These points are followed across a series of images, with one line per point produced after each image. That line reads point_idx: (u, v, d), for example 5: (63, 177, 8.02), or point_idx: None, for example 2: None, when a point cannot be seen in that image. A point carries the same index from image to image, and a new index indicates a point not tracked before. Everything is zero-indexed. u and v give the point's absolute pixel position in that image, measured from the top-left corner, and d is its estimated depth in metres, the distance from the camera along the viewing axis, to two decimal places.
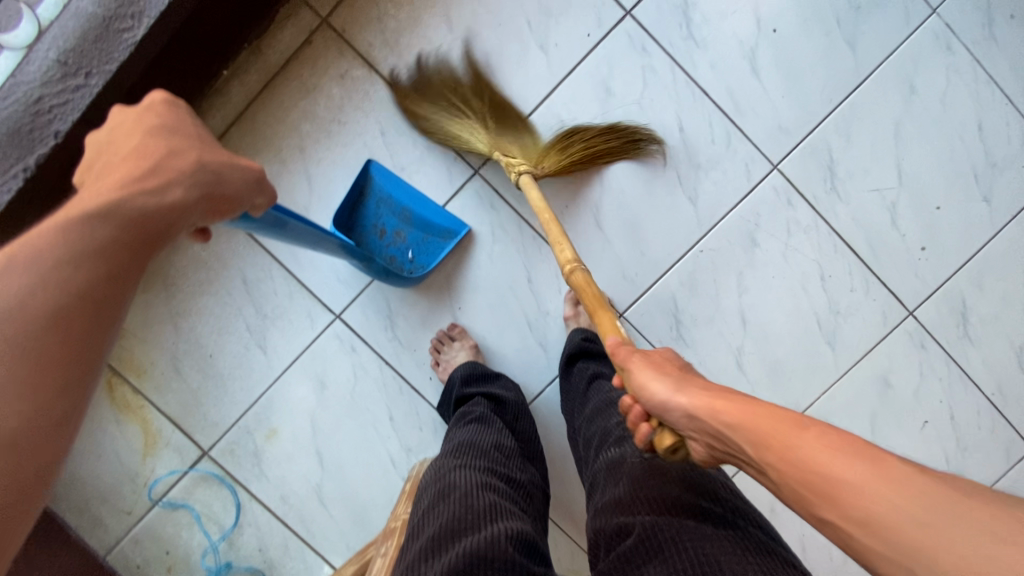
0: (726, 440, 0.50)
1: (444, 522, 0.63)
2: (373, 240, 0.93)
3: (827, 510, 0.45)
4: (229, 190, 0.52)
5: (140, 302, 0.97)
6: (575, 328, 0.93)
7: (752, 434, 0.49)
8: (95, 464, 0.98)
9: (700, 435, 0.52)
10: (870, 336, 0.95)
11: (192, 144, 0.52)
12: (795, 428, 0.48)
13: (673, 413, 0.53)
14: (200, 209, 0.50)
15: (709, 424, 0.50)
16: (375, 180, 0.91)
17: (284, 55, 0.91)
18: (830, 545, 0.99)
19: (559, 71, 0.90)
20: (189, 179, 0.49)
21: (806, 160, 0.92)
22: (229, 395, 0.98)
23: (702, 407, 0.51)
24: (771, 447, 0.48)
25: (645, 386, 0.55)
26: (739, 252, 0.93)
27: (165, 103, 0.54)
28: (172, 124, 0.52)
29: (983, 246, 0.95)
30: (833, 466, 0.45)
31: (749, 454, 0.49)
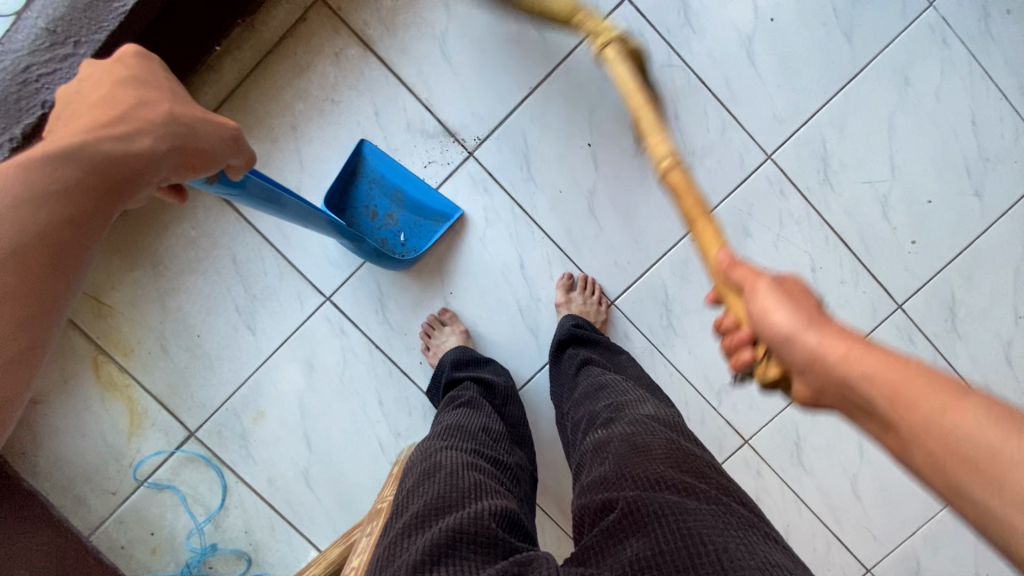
0: (856, 389, 0.45)
1: (428, 499, 0.62)
2: (365, 221, 0.93)
3: (962, 474, 0.40)
4: (203, 144, 0.55)
5: (128, 280, 0.96)
6: (565, 314, 0.91)
7: (888, 384, 0.43)
8: (79, 442, 0.98)
9: (821, 377, 0.46)
10: (859, 328, 0.96)
11: (163, 97, 0.55)
12: (954, 393, 0.42)
13: (794, 344, 0.47)
14: (170, 159, 0.53)
15: (836, 369, 0.45)
16: (368, 160, 0.90)
17: (277, 32, 0.90)
18: (815, 536, 0.99)
19: (556, 55, 0.90)
20: (159, 130, 0.53)
21: (800, 151, 0.92)
22: (217, 376, 0.97)
23: (834, 347, 0.45)
24: (922, 406, 0.42)
25: (766, 312, 0.49)
26: (731, 242, 0.93)
27: (138, 56, 0.57)
28: (143, 76, 0.55)
29: (973, 241, 0.95)
30: (982, 429, 0.40)
31: (882, 408, 0.43)
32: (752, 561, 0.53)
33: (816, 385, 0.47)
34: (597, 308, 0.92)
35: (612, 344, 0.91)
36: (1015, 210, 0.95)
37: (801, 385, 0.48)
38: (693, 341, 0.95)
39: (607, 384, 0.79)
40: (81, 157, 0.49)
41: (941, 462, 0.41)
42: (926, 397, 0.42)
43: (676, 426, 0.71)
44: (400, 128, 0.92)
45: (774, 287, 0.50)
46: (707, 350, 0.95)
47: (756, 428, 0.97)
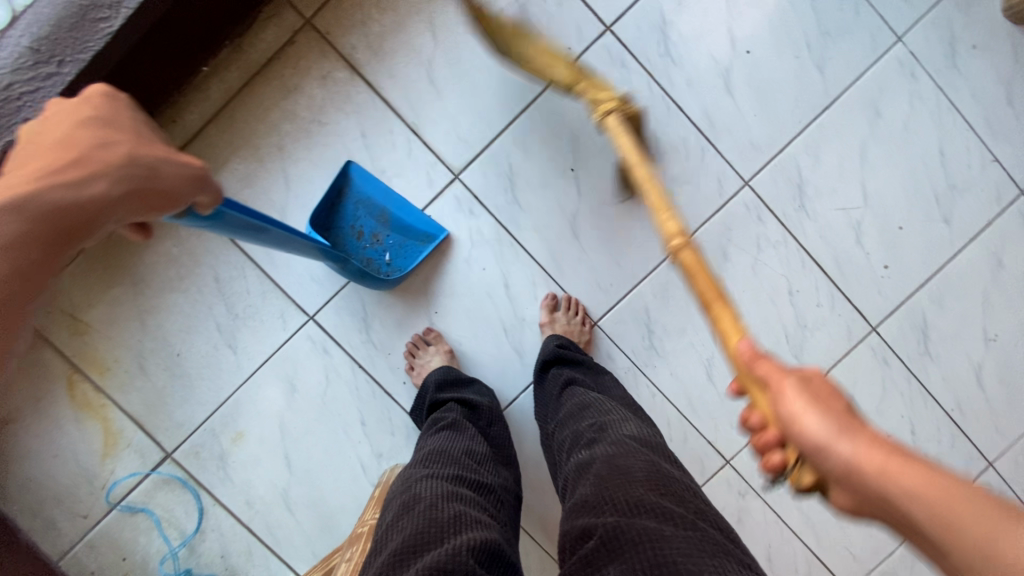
0: (891, 505, 0.45)
1: (410, 535, 0.62)
2: (350, 241, 0.93)
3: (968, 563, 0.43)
4: (161, 185, 0.55)
5: (106, 298, 0.94)
6: (550, 334, 0.92)
7: (928, 499, 0.44)
8: (52, 464, 0.95)
9: (863, 487, 0.45)
10: (835, 350, 0.98)
11: (124, 138, 0.55)
12: (933, 474, 0.45)
13: (836, 454, 0.45)
14: (128, 204, 0.54)
15: (878, 478, 0.44)
16: (354, 181, 0.91)
17: (265, 54, 0.91)
18: (796, 556, 1.00)
19: (540, 81, 0.92)
20: (113, 174, 0.53)
21: (777, 178, 0.95)
22: (196, 396, 0.96)
23: (870, 460, 0.45)
24: (938, 502, 0.44)
25: (803, 424, 0.46)
26: (711, 265, 0.95)
27: (104, 97, 0.57)
28: (105, 117, 0.56)
29: (942, 266, 0.98)
30: (951, 502, 0.44)
31: (908, 512, 0.44)
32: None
33: (860, 496, 0.45)
34: (581, 329, 0.93)
35: (595, 364, 0.92)
36: (983, 236, 0.99)
37: (841, 496, 0.46)
38: (674, 362, 0.96)
39: (591, 404, 0.81)
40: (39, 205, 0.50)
41: (917, 523, 0.44)
42: (926, 488, 0.44)
43: (657, 448, 0.72)
44: (386, 150, 0.93)
45: (801, 389, 0.47)
46: (688, 371, 0.97)
47: (736, 448, 0.98)
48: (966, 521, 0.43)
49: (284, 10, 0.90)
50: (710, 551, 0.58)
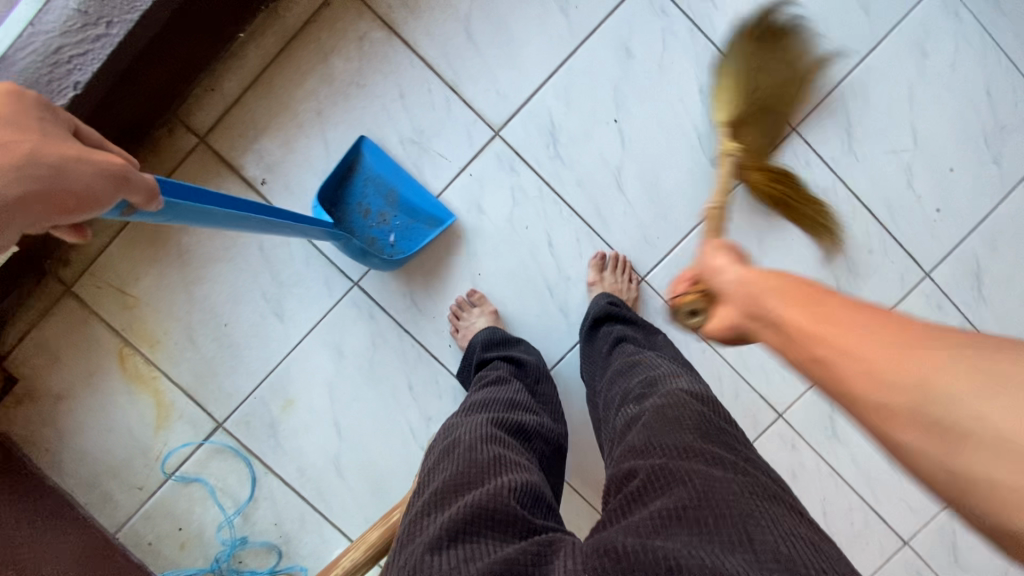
0: (762, 315, 0.48)
1: (451, 475, 0.61)
2: (357, 218, 0.92)
3: (824, 349, 0.42)
4: (73, 184, 0.50)
5: (153, 271, 0.95)
6: (600, 292, 0.91)
7: (790, 296, 0.46)
8: (106, 437, 0.96)
9: (744, 294, 0.50)
10: (887, 298, 0.96)
11: (28, 137, 0.51)
12: (828, 293, 0.45)
13: (725, 276, 0.53)
14: (41, 206, 0.50)
15: (762, 284, 0.49)
16: (365, 158, 0.91)
17: (302, 17, 0.90)
18: (852, 509, 0.99)
19: (579, 33, 0.90)
20: (18, 173, 0.48)
21: (824, 123, 0.93)
22: (245, 365, 0.96)
23: (752, 281, 0.50)
24: (808, 303, 0.45)
25: (710, 257, 0.57)
26: (758, 214, 0.93)
27: (13, 97, 0.52)
28: (10, 116, 0.51)
29: (995, 208, 0.96)
30: (845, 323, 0.42)
31: (773, 311, 0.46)
32: (777, 534, 0.51)
33: (738, 307, 0.51)
34: (628, 287, 0.92)
35: (648, 325, 0.90)
36: None
37: (728, 318, 0.52)
38: None
39: (641, 360, 0.78)
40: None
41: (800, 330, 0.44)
42: (807, 301, 0.45)
43: (710, 400, 0.69)
44: (425, 110, 0.92)
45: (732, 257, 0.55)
46: None
47: (789, 401, 0.97)
48: (820, 321, 0.43)
49: None
50: (760, 497, 0.56)
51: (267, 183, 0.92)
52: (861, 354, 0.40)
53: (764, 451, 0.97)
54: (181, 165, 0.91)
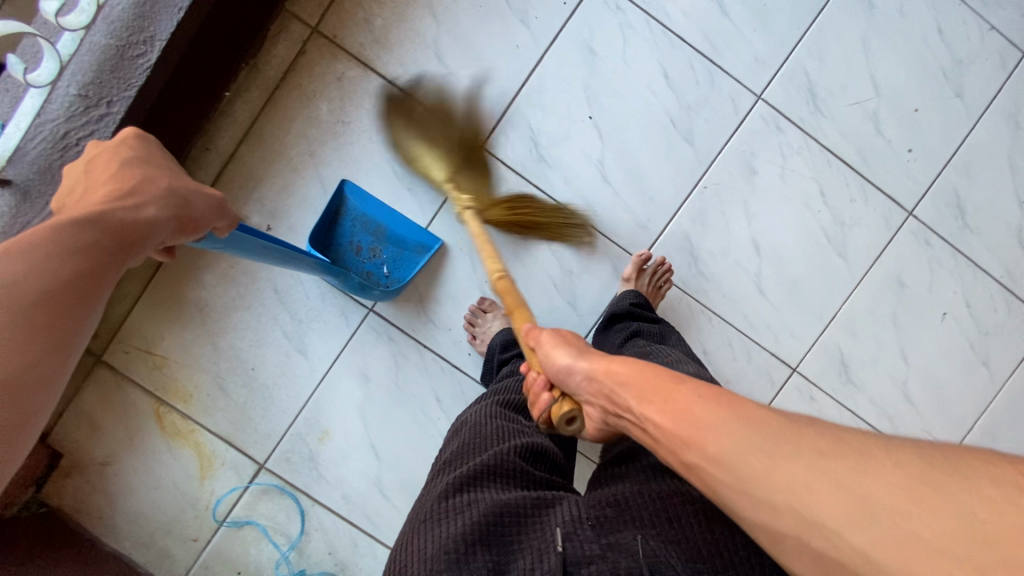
0: (618, 400, 0.53)
1: (459, 444, 0.68)
2: (350, 256, 0.97)
3: (696, 455, 0.46)
4: (195, 213, 0.59)
5: (176, 328, 0.99)
6: (629, 289, 0.93)
7: (637, 387, 0.52)
8: (155, 494, 1.00)
9: (600, 394, 0.54)
10: (878, 241, 1.00)
11: (162, 173, 0.59)
12: (674, 384, 0.51)
13: (573, 378, 0.56)
14: (172, 221, 0.57)
15: (604, 381, 0.54)
16: (349, 199, 0.95)
17: (281, 68, 0.95)
18: None
19: (543, 41, 0.95)
20: (163, 201, 0.56)
21: (788, 86, 0.97)
22: (277, 405, 1.00)
23: (597, 368, 0.55)
24: (657, 399, 0.51)
25: (552, 355, 0.59)
26: (741, 181, 0.98)
27: (136, 138, 0.61)
28: (144, 156, 0.60)
29: (964, 140, 1.01)
30: (699, 419, 0.47)
31: (630, 406, 0.52)
32: None
33: (598, 407, 0.55)
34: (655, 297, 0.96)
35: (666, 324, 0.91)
36: (997, 103, 1.01)
37: (591, 410, 0.56)
38: (723, 283, 0.99)
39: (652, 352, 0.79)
40: (105, 220, 0.51)
41: (663, 426, 0.49)
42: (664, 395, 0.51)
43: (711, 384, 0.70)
44: None
45: (554, 336, 0.61)
46: (739, 289, 0.99)
47: (800, 355, 1.00)
48: (676, 415, 0.49)
49: (290, 23, 0.94)
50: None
51: (272, 228, 0.97)
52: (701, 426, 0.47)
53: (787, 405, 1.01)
54: None
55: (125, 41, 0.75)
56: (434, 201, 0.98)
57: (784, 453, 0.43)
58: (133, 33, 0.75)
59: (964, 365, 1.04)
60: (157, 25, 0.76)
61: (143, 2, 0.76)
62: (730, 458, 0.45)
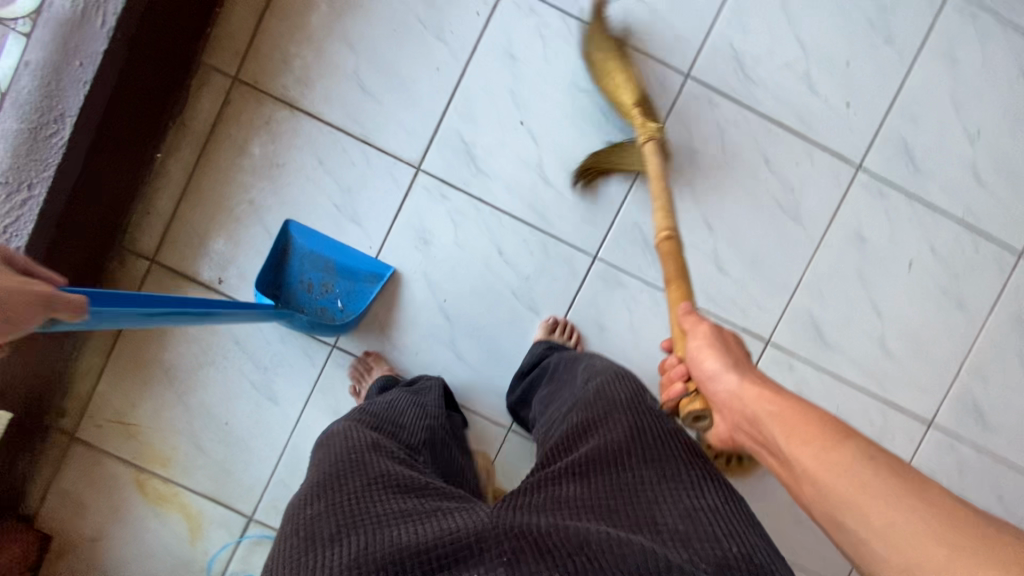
0: (758, 426, 0.56)
1: (336, 470, 0.62)
2: (302, 294, 0.95)
3: (848, 514, 0.48)
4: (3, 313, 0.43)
5: (144, 395, 0.98)
6: (539, 340, 0.94)
7: (786, 426, 0.54)
8: (148, 563, 0.99)
9: (735, 413, 0.58)
10: (831, 200, 0.99)
11: None
12: (840, 434, 0.51)
13: (720, 385, 0.59)
14: None
15: (746, 404, 0.57)
16: (295, 238, 0.94)
17: (208, 121, 0.95)
18: (867, 408, 1.02)
19: (463, 54, 0.95)
20: None
21: (714, 60, 0.96)
22: (256, 455, 0.99)
23: (746, 389, 0.58)
24: (809, 442, 0.52)
25: (700, 356, 0.62)
26: (683, 162, 0.97)
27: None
28: None
29: (901, 85, 0.99)
30: (855, 478, 0.49)
31: (776, 440, 0.54)
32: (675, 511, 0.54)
33: (730, 419, 0.60)
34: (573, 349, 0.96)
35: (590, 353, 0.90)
36: (929, 42, 0.99)
37: (721, 419, 0.61)
38: None
39: (583, 360, 0.82)
40: None
41: (814, 474, 0.51)
42: (813, 440, 0.52)
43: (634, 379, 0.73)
44: (346, 167, 0.96)
45: (711, 334, 0.63)
46: (699, 269, 0.98)
47: (772, 326, 0.99)
48: (827, 463, 0.50)
49: (210, 76, 0.94)
50: (665, 476, 0.57)
51: (223, 280, 0.97)
52: (854, 489, 0.48)
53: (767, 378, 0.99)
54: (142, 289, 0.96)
55: (37, 123, 0.75)
56: (380, 229, 0.97)
57: (918, 526, 0.45)
58: (43, 113, 0.75)
59: (941, 311, 1.02)
60: (64, 102, 0.75)
61: (48, 82, 0.75)
62: (878, 521, 0.47)
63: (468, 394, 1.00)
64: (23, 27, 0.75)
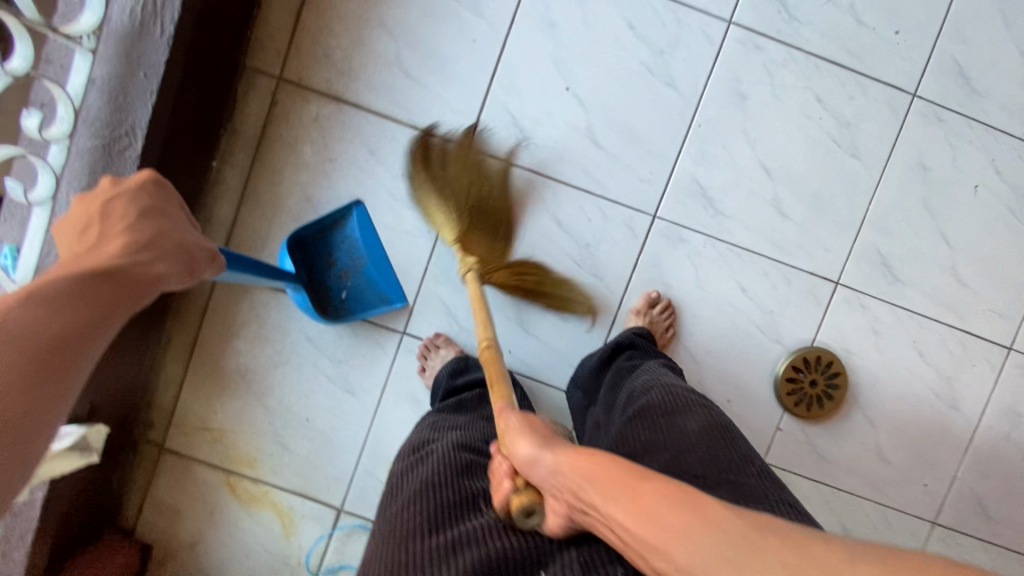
0: (583, 495, 0.52)
1: (423, 479, 0.72)
2: (321, 263, 0.96)
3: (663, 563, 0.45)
4: (191, 259, 0.55)
5: (225, 400, 1.00)
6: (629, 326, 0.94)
7: (604, 474, 0.52)
8: (247, 561, 1.02)
9: (565, 490, 0.54)
10: (888, 132, 0.97)
11: (174, 226, 0.55)
12: (639, 477, 0.50)
13: (539, 468, 0.56)
14: (176, 276, 0.54)
15: (570, 468, 0.54)
16: (352, 218, 0.96)
17: (258, 124, 0.96)
18: (944, 340, 1.00)
19: (501, 28, 0.95)
20: (170, 256, 0.53)
21: (756, 4, 0.94)
22: (340, 447, 1.01)
23: (566, 458, 0.55)
24: (620, 497, 0.49)
25: (516, 444, 0.59)
26: (733, 110, 0.96)
27: (154, 183, 0.56)
28: (161, 210, 0.55)
29: (951, 5, 0.96)
30: (661, 521, 0.46)
31: (590, 500, 0.51)
32: None
33: (564, 501, 0.54)
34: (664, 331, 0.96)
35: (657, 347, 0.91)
36: None
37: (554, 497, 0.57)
38: (742, 215, 0.97)
39: (658, 367, 0.85)
40: (106, 278, 0.47)
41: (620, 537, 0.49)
42: (623, 496, 0.49)
43: (700, 397, 0.77)
44: (397, 155, 0.97)
45: (517, 425, 0.61)
46: (760, 217, 0.97)
47: (840, 267, 0.98)
48: (635, 514, 0.47)
49: (255, 79, 0.95)
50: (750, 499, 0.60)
51: None
52: (655, 545, 0.45)
53: (839, 319, 0.99)
54: (213, 296, 0.99)
55: (110, 138, 0.77)
56: None
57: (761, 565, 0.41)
58: (115, 127, 0.77)
59: (1013, 234, 1.00)
60: (134, 114, 0.77)
61: (114, 95, 0.76)
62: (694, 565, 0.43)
63: (540, 367, 1.00)
64: (88, 43, 0.76)
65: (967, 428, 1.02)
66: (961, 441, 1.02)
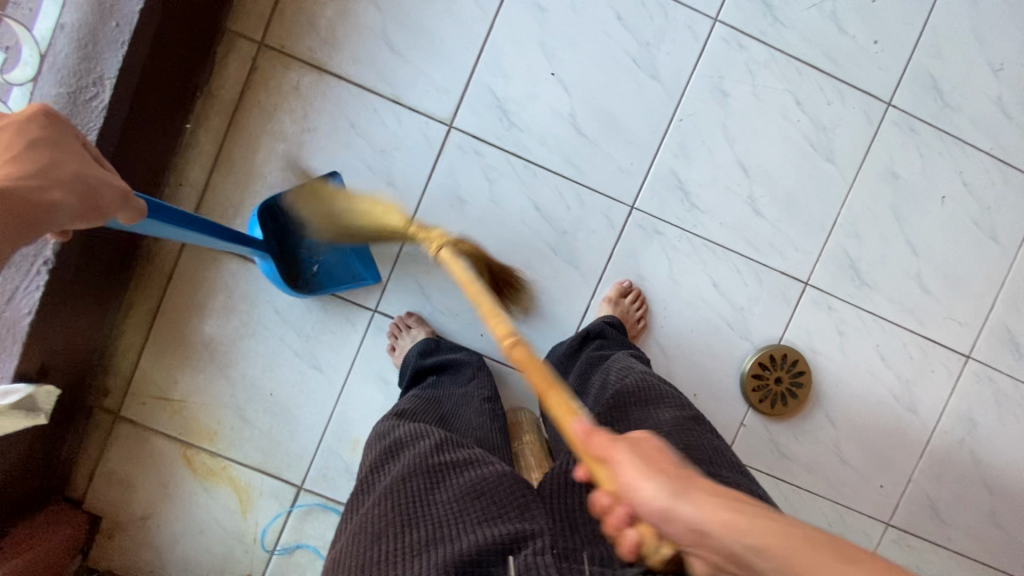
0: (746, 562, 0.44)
1: (396, 472, 0.67)
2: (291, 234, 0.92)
3: None
4: (99, 195, 0.52)
5: (186, 370, 0.98)
6: (597, 317, 0.95)
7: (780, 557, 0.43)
8: (201, 537, 0.99)
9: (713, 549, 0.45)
10: (862, 138, 0.99)
11: (73, 158, 0.52)
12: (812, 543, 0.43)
13: (675, 523, 0.45)
14: (77, 209, 0.50)
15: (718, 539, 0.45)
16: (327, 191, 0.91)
17: (236, 88, 0.93)
18: (907, 345, 1.03)
19: (490, 8, 0.94)
20: (71, 185, 0.50)
21: (741, 4, 0.96)
22: (303, 424, 0.99)
23: (708, 517, 0.45)
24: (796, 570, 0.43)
25: (638, 489, 0.46)
26: (714, 107, 0.97)
27: (46, 116, 0.51)
28: (58, 143, 0.51)
29: (928, 20, 0.99)
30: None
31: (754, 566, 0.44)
32: None
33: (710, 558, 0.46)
34: (635, 323, 0.96)
35: (627, 339, 0.91)
36: None
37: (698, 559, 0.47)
38: (718, 212, 0.98)
39: (623, 357, 0.84)
40: None
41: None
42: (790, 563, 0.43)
43: (666, 386, 0.76)
44: (378, 129, 0.95)
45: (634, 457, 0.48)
46: (736, 216, 0.98)
47: (810, 268, 1.00)
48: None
49: (235, 42, 0.93)
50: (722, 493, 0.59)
51: None
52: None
53: (806, 319, 1.01)
54: (179, 262, 0.96)
55: (76, 86, 0.74)
56: (415, 190, 0.96)
57: None
58: (81, 77, 0.74)
59: (976, 246, 1.03)
60: (103, 64, 0.74)
61: (83, 44, 0.74)
62: None
63: None
64: None
65: (923, 432, 1.05)
66: (917, 445, 1.05)
